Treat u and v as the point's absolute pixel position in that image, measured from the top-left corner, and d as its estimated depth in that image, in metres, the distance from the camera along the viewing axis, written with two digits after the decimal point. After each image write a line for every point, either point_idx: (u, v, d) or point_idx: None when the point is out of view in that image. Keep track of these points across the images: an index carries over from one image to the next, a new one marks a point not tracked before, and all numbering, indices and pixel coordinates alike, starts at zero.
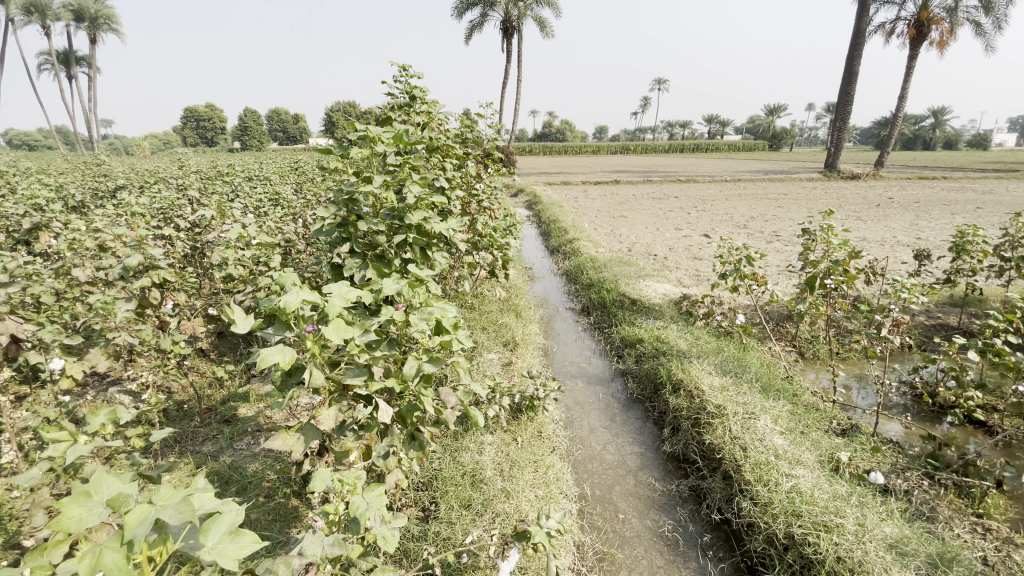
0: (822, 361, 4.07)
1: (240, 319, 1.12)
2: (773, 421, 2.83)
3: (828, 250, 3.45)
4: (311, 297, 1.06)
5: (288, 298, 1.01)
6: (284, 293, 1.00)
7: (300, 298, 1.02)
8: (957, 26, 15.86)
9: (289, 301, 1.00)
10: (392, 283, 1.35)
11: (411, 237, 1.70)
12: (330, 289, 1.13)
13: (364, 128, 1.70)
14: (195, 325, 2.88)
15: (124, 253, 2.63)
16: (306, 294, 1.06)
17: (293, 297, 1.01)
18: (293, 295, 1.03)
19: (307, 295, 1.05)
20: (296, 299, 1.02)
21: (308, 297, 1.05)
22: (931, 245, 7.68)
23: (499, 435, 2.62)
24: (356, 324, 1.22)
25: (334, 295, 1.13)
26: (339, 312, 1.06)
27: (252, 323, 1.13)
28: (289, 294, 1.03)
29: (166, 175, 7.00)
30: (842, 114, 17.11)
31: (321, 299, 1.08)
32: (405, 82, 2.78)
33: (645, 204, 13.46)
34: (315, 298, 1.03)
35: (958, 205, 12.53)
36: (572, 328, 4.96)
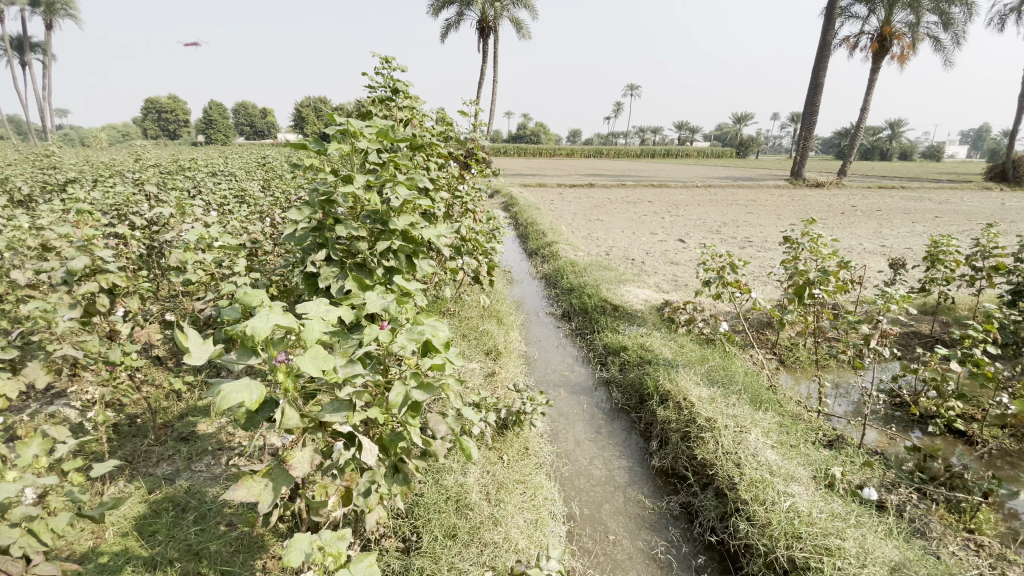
0: (802, 369, 4.06)
1: (195, 344, 0.94)
2: (764, 435, 2.75)
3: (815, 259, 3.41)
4: (284, 320, 0.89)
5: (256, 323, 0.84)
6: (250, 317, 0.83)
7: (272, 323, 0.85)
8: (918, 42, 16.49)
9: (258, 327, 0.83)
10: (376, 299, 1.19)
11: (396, 244, 1.53)
12: (306, 308, 0.97)
13: (344, 121, 1.51)
14: (150, 333, 2.62)
15: (68, 255, 2.37)
16: (279, 317, 0.89)
17: (264, 322, 0.84)
18: (262, 319, 0.86)
19: (281, 318, 0.88)
20: (266, 323, 0.85)
21: (281, 321, 0.88)
22: (897, 252, 7.88)
23: (483, 452, 2.47)
24: (337, 351, 1.04)
25: (311, 315, 0.96)
26: (318, 338, 0.90)
27: (211, 350, 0.94)
28: (257, 317, 0.86)
29: (122, 170, 6.57)
30: (809, 123, 17.58)
31: (295, 322, 0.92)
32: (386, 75, 2.59)
33: (621, 207, 13.50)
34: (289, 323, 0.86)
35: (917, 214, 13.00)
36: (553, 334, 4.84)
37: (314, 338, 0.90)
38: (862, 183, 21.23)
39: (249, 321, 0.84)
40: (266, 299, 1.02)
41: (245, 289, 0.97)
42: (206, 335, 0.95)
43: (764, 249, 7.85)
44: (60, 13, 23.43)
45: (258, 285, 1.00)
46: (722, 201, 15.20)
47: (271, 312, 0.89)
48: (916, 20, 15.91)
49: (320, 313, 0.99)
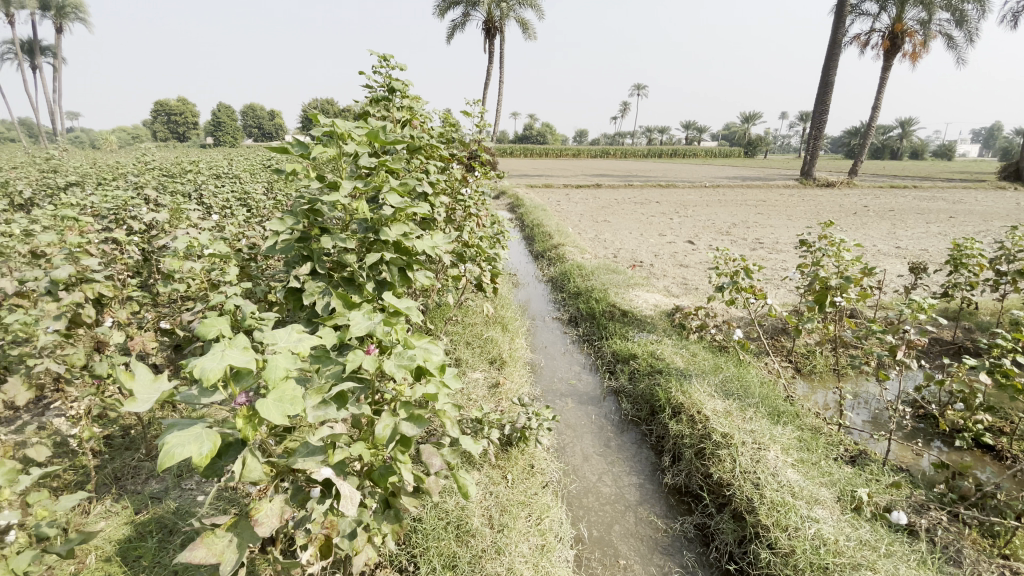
0: (819, 378, 3.90)
1: (144, 381, 0.84)
2: (784, 452, 2.60)
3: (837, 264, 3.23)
4: (242, 356, 0.79)
5: (206, 363, 0.73)
6: (199, 357, 0.73)
7: (225, 363, 0.75)
8: (931, 39, 16.17)
9: (208, 369, 0.73)
10: (363, 321, 1.09)
11: (388, 256, 1.40)
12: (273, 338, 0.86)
13: (331, 122, 1.39)
14: (145, 342, 2.51)
15: (52, 264, 2.27)
16: (235, 354, 0.79)
17: (215, 363, 0.74)
18: (214, 358, 0.75)
19: (237, 356, 0.78)
20: (217, 365, 0.74)
21: (237, 359, 0.77)
22: (914, 253, 7.66)
23: (486, 472, 2.34)
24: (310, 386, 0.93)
25: (277, 347, 0.86)
26: (282, 377, 0.79)
27: (161, 389, 0.84)
28: (208, 355, 0.75)
29: (123, 172, 6.48)
30: (819, 122, 17.29)
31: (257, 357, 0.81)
32: (384, 74, 2.47)
33: (629, 208, 13.32)
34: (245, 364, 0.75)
35: (932, 213, 12.71)
36: (559, 340, 4.69)
37: (277, 377, 0.79)
38: (874, 182, 20.88)
39: (198, 360, 0.74)
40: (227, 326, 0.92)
41: (200, 318, 0.87)
42: (158, 371, 0.84)
43: (776, 251, 7.65)
44: (70, 16, 23.61)
45: (218, 312, 0.90)
46: (732, 202, 14.97)
47: (226, 348, 0.78)
48: (928, 16, 15.59)
49: (288, 344, 0.89)
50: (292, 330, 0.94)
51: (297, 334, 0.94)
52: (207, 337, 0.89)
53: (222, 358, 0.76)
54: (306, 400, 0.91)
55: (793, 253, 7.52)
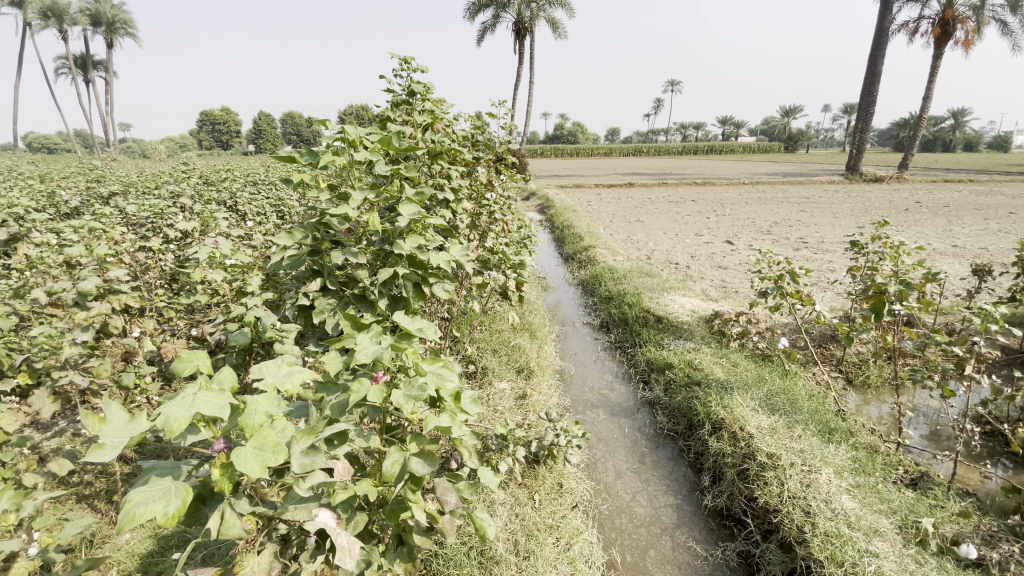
0: (872, 390, 3.62)
1: (118, 424, 0.78)
2: (837, 475, 2.38)
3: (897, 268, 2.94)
4: (216, 400, 0.71)
5: (172, 412, 0.66)
6: (164, 406, 0.65)
7: (194, 410, 0.67)
8: (985, 25, 15.16)
9: (173, 418, 0.65)
10: (372, 346, 0.99)
11: (401, 271, 1.28)
12: (256, 376, 0.78)
13: (342, 128, 1.30)
14: (178, 345, 2.52)
15: (80, 276, 2.29)
16: (208, 398, 0.71)
17: (182, 411, 0.66)
18: (182, 405, 0.68)
19: (210, 401, 0.70)
20: (184, 413, 0.66)
21: (210, 405, 0.70)
22: (973, 253, 7.10)
23: (512, 491, 2.23)
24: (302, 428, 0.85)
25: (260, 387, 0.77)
26: (261, 423, 0.70)
27: (134, 432, 0.77)
28: (177, 401, 0.68)
29: (162, 180, 6.68)
30: (865, 114, 16.42)
31: (234, 399, 0.74)
32: (406, 78, 2.38)
33: (663, 208, 12.98)
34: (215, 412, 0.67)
35: (992, 209, 11.85)
36: (590, 347, 4.54)
37: (256, 423, 0.71)
38: (928, 176, 19.63)
39: (163, 408, 0.67)
40: (210, 361, 0.86)
41: (177, 354, 0.80)
42: (133, 412, 0.78)
43: (821, 252, 7.25)
44: (121, 32, 24.84)
45: (199, 347, 0.83)
46: (771, 199, 14.39)
47: (197, 392, 0.71)
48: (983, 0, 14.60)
49: (274, 382, 0.81)
50: (283, 364, 0.87)
51: (287, 368, 0.86)
52: (186, 373, 0.83)
53: (193, 404, 0.69)
54: (295, 444, 0.81)
55: (839, 254, 7.10)
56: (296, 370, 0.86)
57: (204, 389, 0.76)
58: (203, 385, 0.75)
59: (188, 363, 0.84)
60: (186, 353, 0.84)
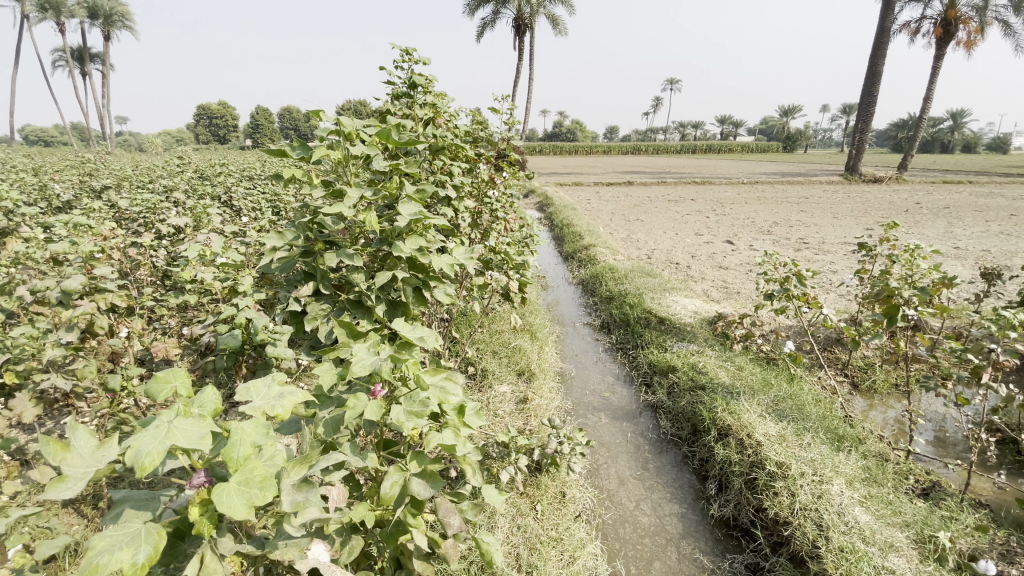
0: (879, 395, 3.55)
1: (85, 451, 0.68)
2: (849, 486, 2.31)
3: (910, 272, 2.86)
4: (195, 429, 0.62)
5: (144, 444, 0.57)
6: (133, 438, 0.56)
7: (170, 443, 0.58)
8: (987, 25, 15.09)
9: (144, 452, 0.56)
10: (370, 357, 0.91)
11: (401, 275, 1.19)
12: (243, 398, 0.69)
13: (337, 120, 1.20)
14: (168, 345, 2.43)
15: (65, 274, 2.20)
16: (186, 426, 0.62)
17: (155, 444, 0.57)
18: (156, 437, 0.58)
19: (189, 430, 0.61)
20: (156, 447, 0.57)
21: (188, 435, 0.60)
22: (976, 255, 7.05)
23: (513, 501, 2.15)
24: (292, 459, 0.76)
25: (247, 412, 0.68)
26: (247, 456, 0.62)
27: (103, 462, 0.68)
28: (150, 432, 0.59)
29: (156, 174, 6.57)
30: (865, 115, 16.35)
31: (217, 427, 0.64)
32: (406, 70, 2.28)
33: (662, 207, 12.91)
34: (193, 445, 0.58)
35: (992, 211, 11.81)
36: (590, 348, 4.47)
37: (241, 456, 0.61)
38: (927, 177, 19.61)
39: (133, 440, 0.57)
40: (191, 381, 0.76)
41: (153, 374, 0.70)
42: (103, 438, 0.68)
43: (823, 253, 7.18)
44: (117, 24, 24.51)
45: (178, 366, 0.73)
46: (771, 199, 14.34)
47: (174, 419, 0.61)
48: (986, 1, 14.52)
49: (263, 406, 0.72)
50: (272, 384, 0.77)
51: (277, 388, 0.77)
52: (163, 396, 0.73)
53: (168, 435, 0.59)
54: (285, 477, 0.72)
55: (840, 255, 7.03)
56: (287, 390, 0.77)
57: (182, 414, 0.66)
58: (182, 409, 0.66)
59: (166, 385, 0.74)
60: (163, 372, 0.74)
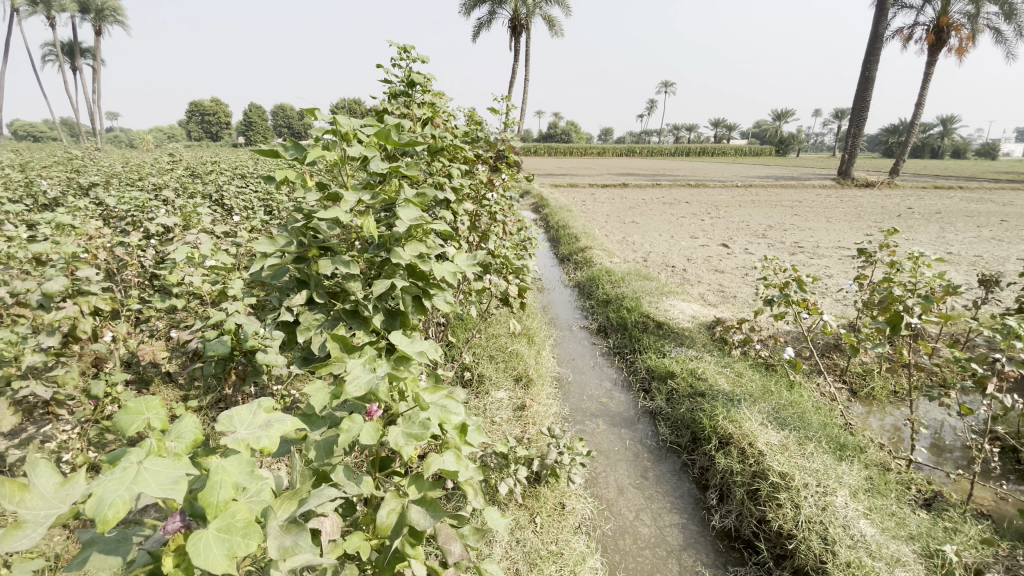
0: (878, 402, 3.53)
1: (47, 490, 0.60)
2: (852, 497, 2.27)
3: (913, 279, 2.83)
4: (170, 470, 0.55)
5: (108, 493, 0.50)
6: (95, 487, 0.51)
7: (137, 489, 0.51)
8: (979, 33, 15.24)
9: (108, 502, 0.50)
10: (366, 375, 0.84)
11: (400, 284, 1.12)
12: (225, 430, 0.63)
13: (333, 119, 1.13)
14: (155, 348, 2.34)
15: (46, 275, 2.11)
16: (159, 468, 0.55)
17: (119, 491, 0.50)
18: (123, 482, 0.52)
19: (161, 473, 0.54)
20: (121, 496, 0.50)
21: (160, 478, 0.54)
22: (970, 261, 7.08)
23: (512, 513, 2.09)
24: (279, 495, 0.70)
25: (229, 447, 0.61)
26: (229, 500, 0.55)
27: (67, 502, 0.60)
28: (116, 477, 0.52)
29: (146, 172, 6.45)
30: (858, 120, 16.47)
31: (194, 467, 0.58)
32: (405, 68, 2.21)
33: (657, 209, 12.91)
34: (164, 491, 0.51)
35: (983, 216, 11.91)
36: (587, 352, 4.42)
37: (222, 499, 0.55)
38: (918, 183, 19.78)
39: (96, 487, 0.50)
40: (166, 411, 0.68)
41: (122, 405, 0.62)
42: (69, 474, 0.61)
43: (818, 257, 7.18)
44: (109, 20, 24.26)
45: (151, 396, 0.65)
46: (765, 202, 14.39)
47: (145, 459, 0.55)
48: (978, 9, 14.66)
49: (247, 437, 0.65)
50: (259, 411, 0.70)
51: (264, 416, 0.69)
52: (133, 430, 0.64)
53: (138, 479, 0.53)
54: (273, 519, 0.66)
55: (836, 259, 7.04)
56: (275, 418, 0.70)
57: (156, 451, 0.59)
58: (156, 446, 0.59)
59: (137, 416, 0.65)
60: (135, 403, 0.66)
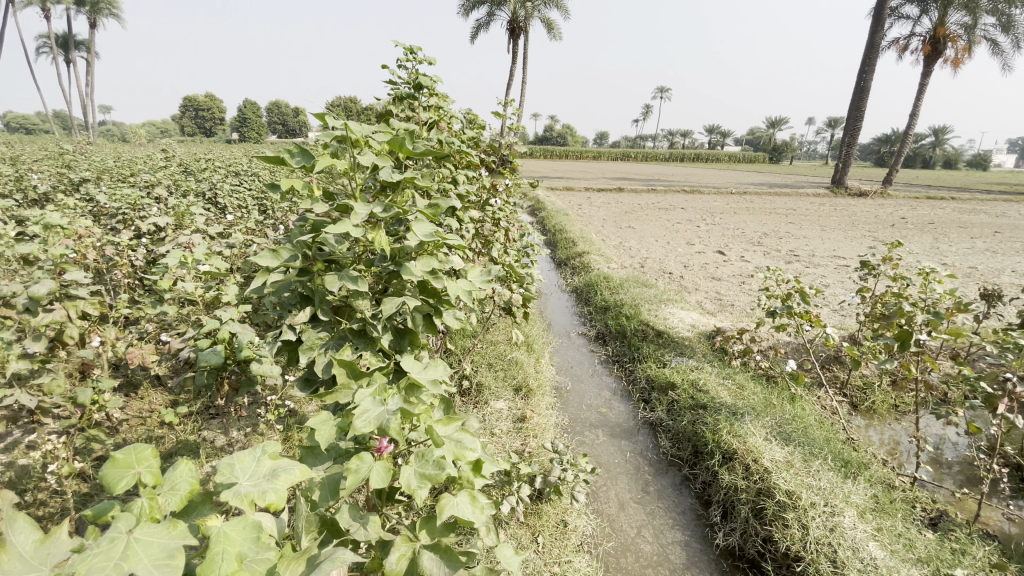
0: (878, 416, 3.50)
1: (27, 549, 0.55)
2: (859, 517, 2.23)
3: (925, 297, 2.81)
4: (164, 542, 0.52)
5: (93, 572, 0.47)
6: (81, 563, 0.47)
7: (125, 569, 0.47)
8: (974, 45, 15.39)
9: None
10: (378, 410, 0.79)
11: (411, 302, 1.05)
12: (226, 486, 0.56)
13: (342, 125, 1.06)
14: (145, 353, 2.26)
15: (32, 278, 2.02)
16: (152, 538, 0.52)
17: (106, 570, 0.47)
18: (112, 558, 0.48)
19: (154, 544, 0.51)
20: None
21: (151, 552, 0.50)
22: (965, 272, 7.10)
23: (514, 531, 2.03)
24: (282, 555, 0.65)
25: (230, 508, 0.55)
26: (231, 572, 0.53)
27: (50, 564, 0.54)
28: (104, 551, 0.49)
29: (137, 167, 6.30)
30: (853, 129, 16.58)
31: (189, 534, 0.55)
32: (410, 70, 2.15)
33: (653, 214, 12.89)
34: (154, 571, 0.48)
35: (976, 227, 12.01)
36: (585, 360, 4.36)
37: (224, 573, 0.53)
38: (910, 193, 19.98)
39: (81, 565, 0.47)
40: (159, 464, 0.60)
41: (110, 458, 0.53)
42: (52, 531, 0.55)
43: (815, 266, 7.17)
44: (103, 12, 23.95)
45: (142, 446, 0.58)
46: (760, 209, 14.44)
47: (135, 530, 0.52)
48: (974, 21, 14.78)
49: (251, 493, 0.59)
50: (263, 457, 0.65)
51: (269, 465, 0.64)
52: (122, 488, 0.55)
53: (127, 555, 0.49)
54: None
55: (833, 268, 7.03)
56: (281, 467, 0.65)
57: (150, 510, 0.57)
58: (148, 508, 0.56)
59: (128, 469, 0.58)
60: (124, 454, 0.58)
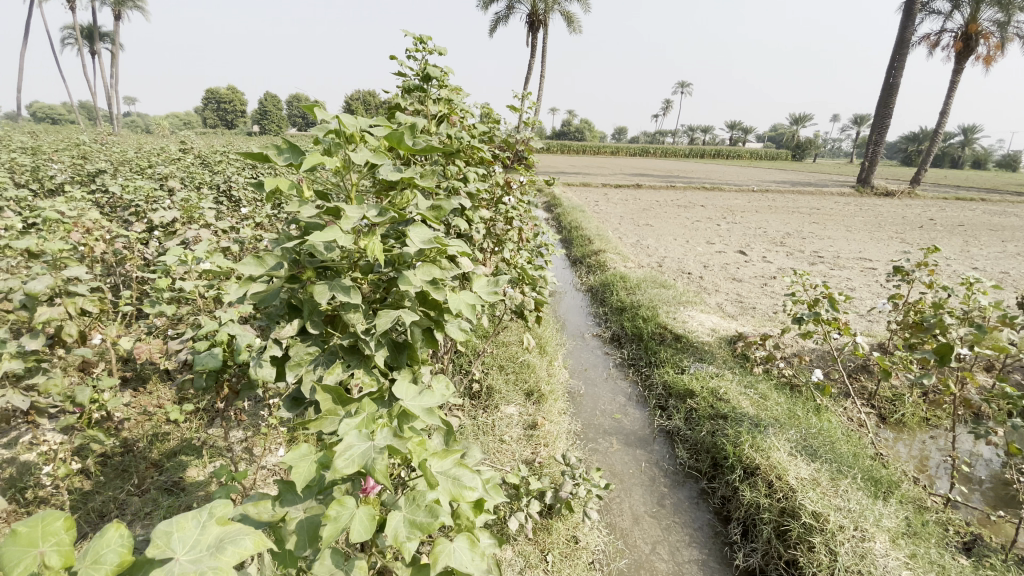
0: (909, 430, 3.33)
1: None
2: (892, 544, 2.09)
3: (968, 312, 2.64)
4: None
5: None
6: None
7: None
8: (1009, 41, 14.76)
9: None
10: (365, 447, 0.70)
11: (408, 316, 0.94)
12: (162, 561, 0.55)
13: (336, 117, 0.95)
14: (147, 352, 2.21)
15: (31, 276, 1.98)
16: None
17: None
18: None
19: None
20: None
21: None
22: (998, 278, 6.79)
23: (522, 549, 1.94)
24: None
25: None
26: None
27: None
28: None
29: (154, 159, 6.31)
30: (880, 127, 16.05)
31: None
32: (420, 61, 2.04)
33: (672, 212, 12.64)
34: None
35: (1009, 230, 11.55)
36: (600, 362, 4.23)
37: None
38: (938, 193, 19.32)
39: None
40: (70, 540, 0.56)
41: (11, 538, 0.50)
42: None
43: (840, 268, 6.92)
44: (129, 5, 24.27)
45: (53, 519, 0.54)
46: (782, 208, 14.07)
47: None
48: (1008, 17, 14.17)
49: (188, 567, 0.58)
50: (209, 523, 0.64)
51: (215, 534, 0.63)
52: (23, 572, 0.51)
53: None
54: None
55: (859, 271, 6.78)
56: (229, 535, 0.64)
57: None
58: None
59: (30, 550, 0.53)
60: (29, 530, 0.54)
